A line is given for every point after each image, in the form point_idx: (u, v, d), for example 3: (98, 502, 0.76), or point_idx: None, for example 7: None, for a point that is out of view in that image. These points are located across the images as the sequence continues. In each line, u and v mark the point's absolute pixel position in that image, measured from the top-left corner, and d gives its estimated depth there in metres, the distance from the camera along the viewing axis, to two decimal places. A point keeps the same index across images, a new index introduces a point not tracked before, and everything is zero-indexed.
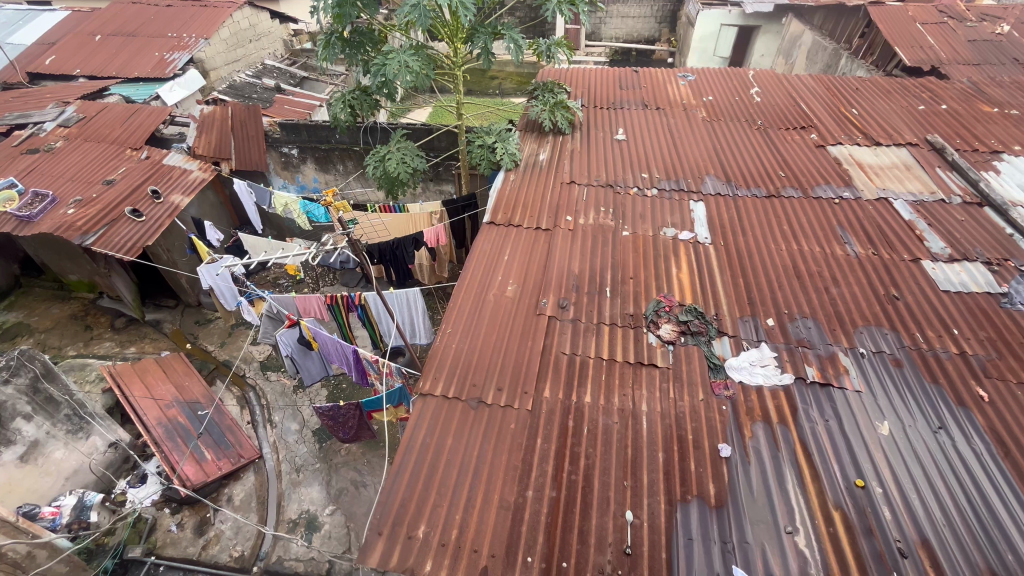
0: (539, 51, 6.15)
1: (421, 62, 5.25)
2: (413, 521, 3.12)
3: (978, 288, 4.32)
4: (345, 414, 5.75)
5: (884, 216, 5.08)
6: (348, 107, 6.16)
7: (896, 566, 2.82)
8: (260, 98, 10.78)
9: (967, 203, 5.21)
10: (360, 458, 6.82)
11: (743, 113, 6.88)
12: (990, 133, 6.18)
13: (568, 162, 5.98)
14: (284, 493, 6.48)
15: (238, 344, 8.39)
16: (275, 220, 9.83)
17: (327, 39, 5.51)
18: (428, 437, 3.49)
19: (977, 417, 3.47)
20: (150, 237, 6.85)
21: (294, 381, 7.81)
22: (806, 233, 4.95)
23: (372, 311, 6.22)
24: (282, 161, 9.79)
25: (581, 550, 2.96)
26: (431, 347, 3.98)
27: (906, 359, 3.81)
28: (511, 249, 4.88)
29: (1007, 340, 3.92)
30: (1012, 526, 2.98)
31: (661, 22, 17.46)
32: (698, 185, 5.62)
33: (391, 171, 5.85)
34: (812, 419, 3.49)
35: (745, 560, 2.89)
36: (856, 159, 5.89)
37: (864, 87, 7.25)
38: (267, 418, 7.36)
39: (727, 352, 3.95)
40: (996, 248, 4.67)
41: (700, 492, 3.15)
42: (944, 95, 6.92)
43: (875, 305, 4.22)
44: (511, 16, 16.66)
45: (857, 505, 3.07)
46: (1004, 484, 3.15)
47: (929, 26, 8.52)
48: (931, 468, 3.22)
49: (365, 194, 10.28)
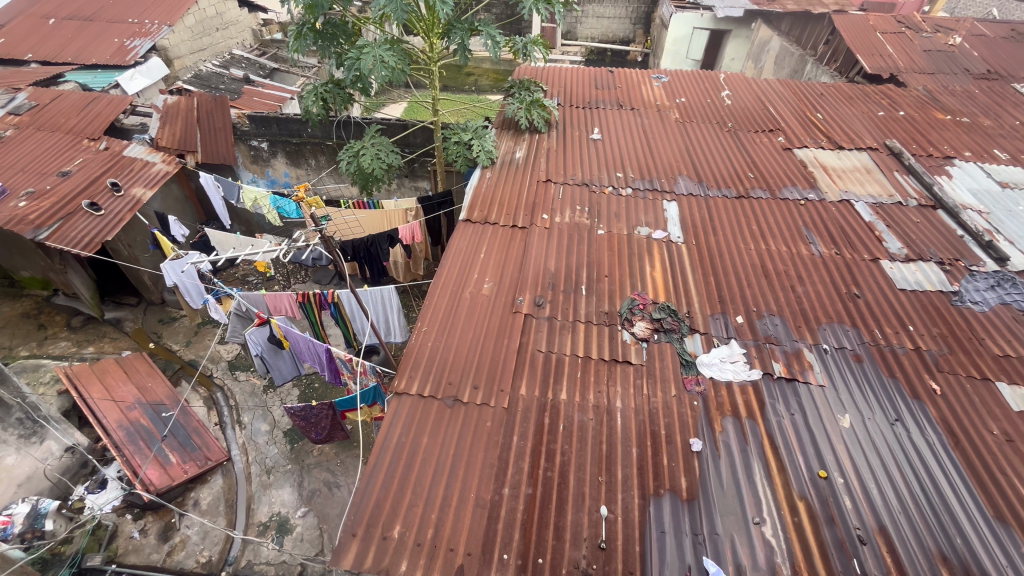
0: (516, 48, 6.12)
1: (396, 57, 5.16)
2: (388, 521, 3.09)
3: (932, 287, 4.54)
4: (317, 414, 5.63)
5: (846, 218, 5.29)
6: (320, 100, 6.00)
7: (855, 553, 2.95)
8: (227, 89, 10.42)
9: (922, 206, 5.46)
10: (333, 458, 6.70)
11: (714, 115, 7.03)
12: (943, 139, 6.49)
13: (544, 160, 6.01)
14: (253, 496, 6.32)
15: (204, 343, 8.13)
16: (244, 215, 9.55)
17: (299, 29, 5.36)
18: (403, 437, 3.45)
19: (930, 408, 3.65)
20: (109, 232, 6.55)
21: (264, 381, 7.62)
22: (773, 233, 5.10)
23: (346, 309, 6.10)
24: (251, 154, 9.50)
25: (557, 546, 2.98)
26: (406, 345, 3.94)
27: (866, 354, 3.99)
28: (487, 247, 4.87)
29: (957, 336, 4.14)
30: (961, 512, 3.14)
31: (636, 23, 17.67)
32: (671, 185, 5.73)
33: (365, 167, 5.74)
34: (778, 413, 3.61)
35: (715, 551, 2.97)
36: (821, 162, 6.11)
37: (828, 93, 7.52)
38: (236, 419, 7.16)
39: (698, 348, 4.04)
40: (949, 249, 4.91)
41: (672, 485, 3.22)
42: (901, 102, 7.24)
43: (838, 303, 4.39)
44: (488, 13, 16.67)
45: (820, 495, 3.19)
46: (954, 472, 3.32)
47: (888, 36, 8.90)
48: (888, 458, 3.38)
49: (338, 190, 10.10)
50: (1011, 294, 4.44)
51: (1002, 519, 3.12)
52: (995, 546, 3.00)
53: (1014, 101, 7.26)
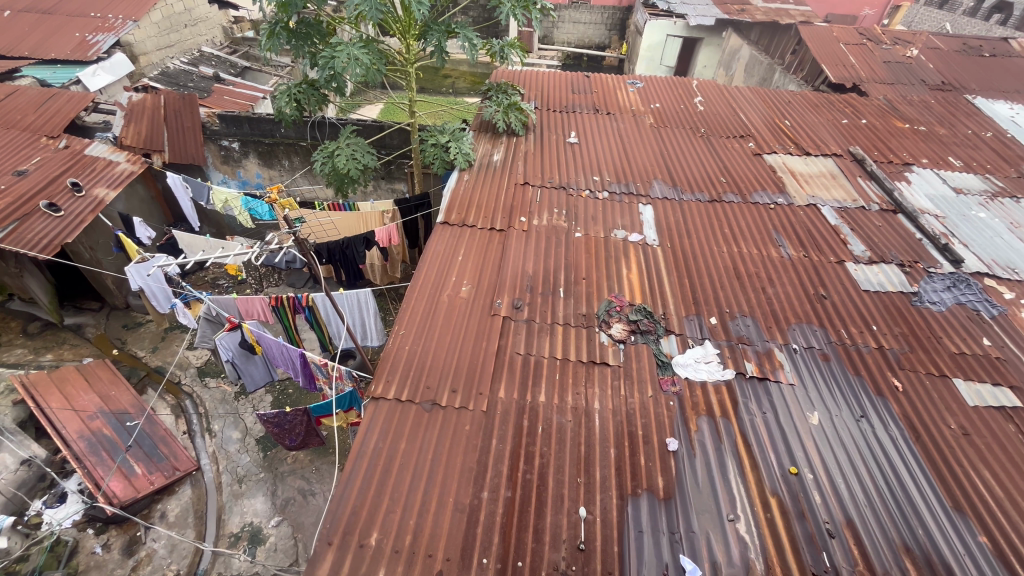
0: (493, 51, 6.13)
1: (372, 58, 5.11)
2: (365, 528, 3.04)
3: (894, 287, 4.73)
4: (291, 421, 5.51)
5: (813, 221, 5.47)
6: (293, 101, 5.89)
7: (824, 546, 3.04)
8: (196, 87, 10.12)
9: (884, 210, 5.69)
10: (308, 465, 6.55)
11: (687, 121, 7.19)
12: (903, 147, 6.79)
13: (522, 163, 6.04)
14: (224, 506, 6.12)
15: (172, 349, 7.87)
16: (214, 217, 9.28)
17: (271, 28, 5.24)
18: (380, 443, 3.40)
19: (893, 405, 3.79)
20: (70, 233, 6.27)
21: (236, 387, 7.41)
22: (744, 236, 5.24)
23: (320, 313, 5.98)
24: (221, 154, 9.24)
25: (536, 549, 2.98)
26: (383, 349, 3.88)
27: (833, 354, 4.12)
28: (465, 249, 4.85)
29: (917, 335, 4.32)
30: (922, 504, 3.27)
31: (611, 29, 17.94)
32: (646, 188, 5.82)
33: (340, 168, 5.64)
34: (751, 411, 3.70)
35: (691, 549, 3.01)
36: (789, 168, 6.30)
37: (796, 101, 7.77)
38: (205, 427, 6.94)
39: (674, 349, 4.11)
40: (909, 252, 5.12)
41: (650, 485, 3.27)
42: (864, 111, 7.54)
43: (806, 304, 4.53)
44: (464, 16, 16.71)
45: (791, 491, 3.28)
46: (916, 466, 3.45)
47: (851, 47, 9.27)
48: (854, 454, 3.49)
49: (312, 192, 9.93)
50: (965, 295, 4.67)
51: (960, 510, 3.26)
52: (954, 536, 3.13)
53: (967, 111, 7.65)
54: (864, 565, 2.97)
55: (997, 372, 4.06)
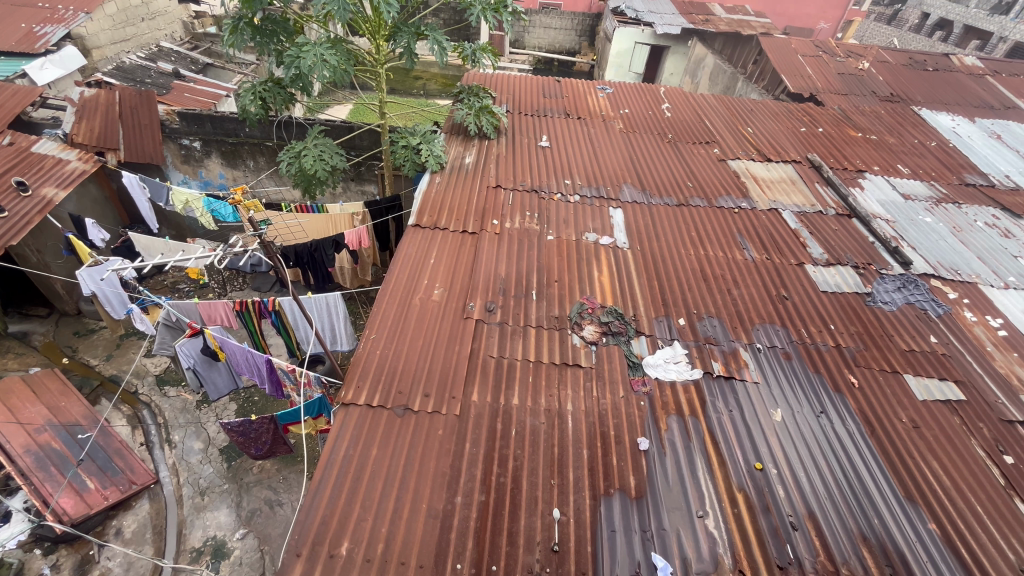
0: (464, 54, 6.12)
1: (340, 58, 5.02)
2: (336, 537, 2.96)
3: (849, 289, 4.96)
4: (257, 429, 5.32)
5: (775, 225, 5.68)
6: (258, 99, 5.71)
7: (788, 539, 3.15)
8: (154, 84, 9.73)
9: (840, 215, 5.96)
10: (275, 475, 6.34)
11: (655, 127, 7.36)
12: (856, 154, 7.13)
13: (493, 166, 6.05)
14: (185, 520, 5.86)
15: (128, 357, 7.50)
16: (175, 218, 8.92)
17: (234, 23, 5.07)
18: (351, 449, 3.33)
19: (850, 400, 3.97)
20: (13, 235, 5.89)
21: (197, 396, 7.12)
22: (711, 239, 5.39)
23: (288, 318, 5.83)
24: (182, 154, 8.90)
25: (510, 552, 2.97)
26: (353, 354, 3.81)
27: (795, 352, 4.28)
28: (438, 252, 4.82)
29: (871, 333, 4.54)
30: (878, 494, 3.42)
31: (581, 35, 18.19)
32: (616, 192, 5.92)
33: (307, 169, 5.51)
34: (718, 410, 3.80)
35: (663, 547, 3.06)
36: (752, 173, 6.53)
37: (757, 109, 8.07)
38: (165, 438, 6.63)
39: (644, 350, 4.19)
40: (863, 254, 5.38)
41: (622, 484, 3.31)
42: (820, 120, 7.89)
43: (769, 304, 4.70)
44: (435, 18, 16.67)
45: (756, 486, 3.38)
46: (871, 458, 3.62)
47: (808, 58, 9.69)
48: (814, 448, 3.63)
49: (279, 193, 9.68)
50: (914, 295, 4.93)
51: (912, 499, 3.43)
52: (907, 524, 3.29)
53: (914, 121, 8.10)
54: (825, 555, 3.09)
55: (943, 367, 4.30)
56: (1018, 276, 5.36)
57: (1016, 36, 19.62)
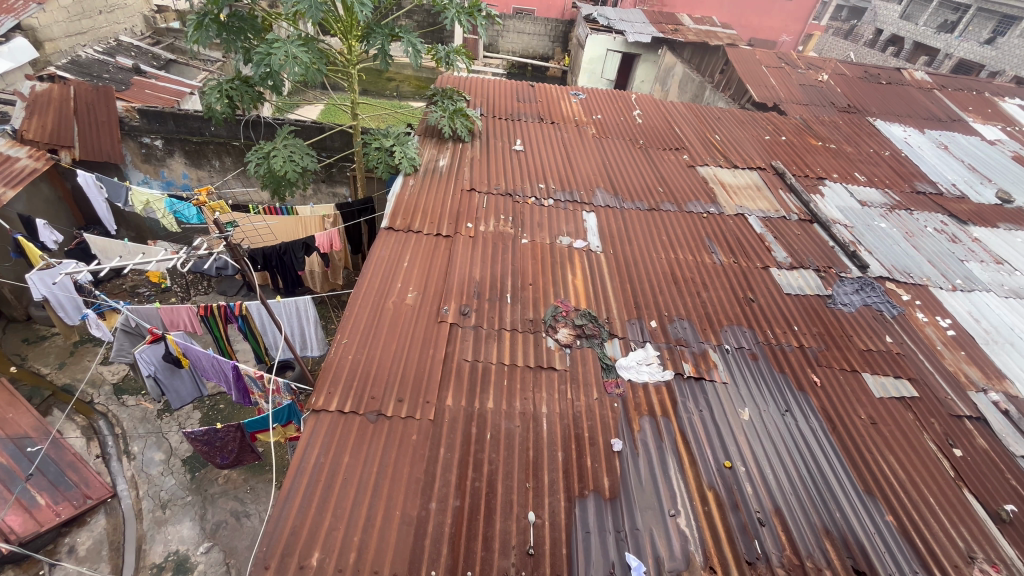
0: (437, 57, 6.08)
1: (312, 56, 4.93)
2: (306, 548, 2.88)
3: (811, 291, 5.15)
4: (223, 438, 5.14)
5: (742, 230, 5.85)
6: (225, 97, 5.54)
7: (756, 534, 3.24)
8: (113, 79, 9.32)
9: (802, 220, 6.20)
10: (242, 485, 6.13)
11: (627, 132, 7.51)
12: (817, 162, 7.44)
13: (468, 169, 6.03)
14: (145, 535, 5.60)
15: (83, 365, 7.15)
16: (134, 219, 8.56)
17: (199, 19, 4.91)
18: (322, 457, 3.25)
19: (812, 398, 4.12)
20: None
21: (159, 404, 6.84)
22: (681, 243, 5.52)
23: (255, 323, 5.67)
24: (142, 152, 8.56)
25: (485, 557, 2.95)
26: (324, 360, 3.72)
27: (761, 353, 4.42)
28: (411, 255, 4.78)
29: (832, 333, 4.73)
30: (840, 489, 3.56)
31: (554, 41, 18.43)
32: (590, 197, 5.99)
33: (277, 170, 5.38)
34: (688, 410, 3.89)
35: (636, 546, 3.10)
36: (719, 179, 6.73)
37: (724, 117, 8.32)
38: (122, 450, 6.34)
39: (617, 352, 4.25)
40: (823, 258, 5.62)
41: (596, 485, 3.34)
42: (783, 129, 8.20)
43: (736, 306, 4.84)
44: (409, 19, 16.61)
45: (725, 484, 3.46)
46: (833, 454, 3.76)
47: (772, 69, 10.07)
48: (780, 445, 3.75)
49: (247, 194, 9.42)
50: (871, 296, 5.16)
51: (871, 492, 3.57)
52: (866, 516, 3.43)
53: (869, 132, 8.51)
54: (790, 549, 3.19)
55: (898, 366, 4.51)
56: (964, 279, 5.68)
57: (960, 53, 21.27)
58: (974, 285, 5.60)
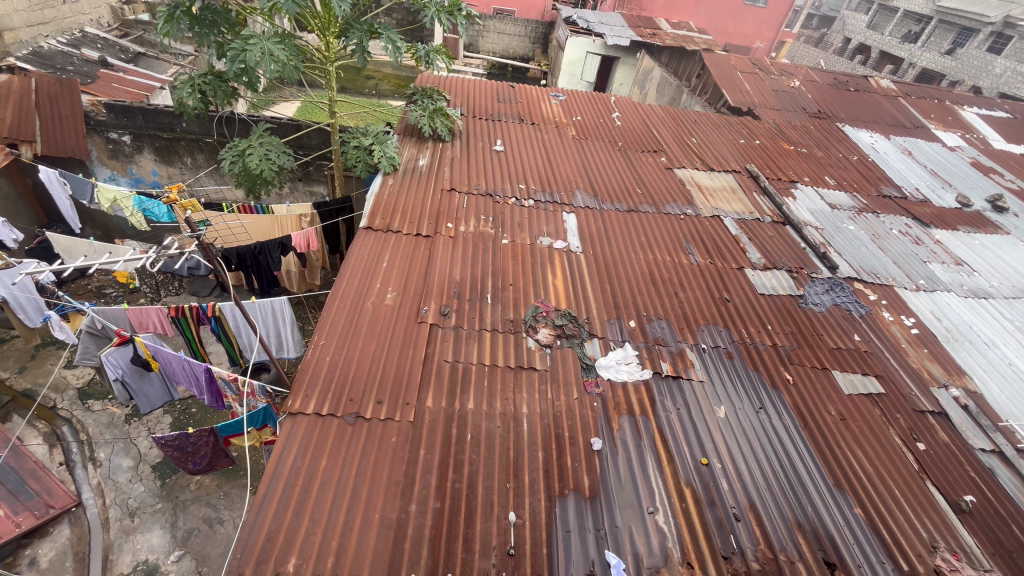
0: (417, 56, 6.02)
1: (288, 53, 4.83)
2: (282, 554, 2.82)
3: (784, 291, 5.29)
4: (195, 443, 5.00)
5: (717, 232, 5.97)
6: (197, 92, 5.38)
7: (732, 529, 3.31)
8: (78, 72, 8.98)
9: (775, 222, 6.37)
10: (215, 491, 5.96)
11: (606, 134, 7.59)
12: (789, 166, 7.64)
13: (448, 169, 6.00)
14: (112, 544, 5.39)
15: (45, 369, 6.86)
16: (100, 217, 8.26)
17: (170, 11, 4.73)
18: (298, 461, 3.19)
19: (785, 396, 4.23)
20: None
21: (127, 409, 6.61)
22: (659, 243, 5.61)
23: (229, 325, 5.52)
24: (109, 148, 8.27)
25: (466, 559, 2.94)
26: (301, 362, 3.65)
27: (736, 352, 4.52)
28: (390, 255, 4.73)
29: (804, 333, 4.86)
30: (811, 483, 3.66)
31: (534, 43, 18.55)
32: (570, 198, 6.02)
33: (252, 168, 5.25)
34: (666, 408, 3.95)
35: (616, 544, 3.13)
36: (696, 181, 6.86)
37: (700, 121, 8.48)
38: (88, 456, 6.10)
39: (597, 352, 4.29)
40: (795, 259, 5.77)
41: (576, 485, 3.36)
42: (757, 133, 8.41)
43: (713, 306, 4.93)
44: (388, 17, 16.50)
45: (702, 481, 3.53)
46: (804, 449, 3.86)
47: (746, 74, 10.31)
48: (754, 441, 3.84)
49: (220, 193, 9.17)
50: (841, 296, 5.33)
51: (840, 486, 3.69)
52: (836, 509, 3.54)
53: (838, 137, 8.80)
54: (764, 543, 3.27)
55: (866, 363, 4.67)
56: (927, 279, 5.91)
57: (923, 63, 22.15)
58: (936, 286, 5.84)
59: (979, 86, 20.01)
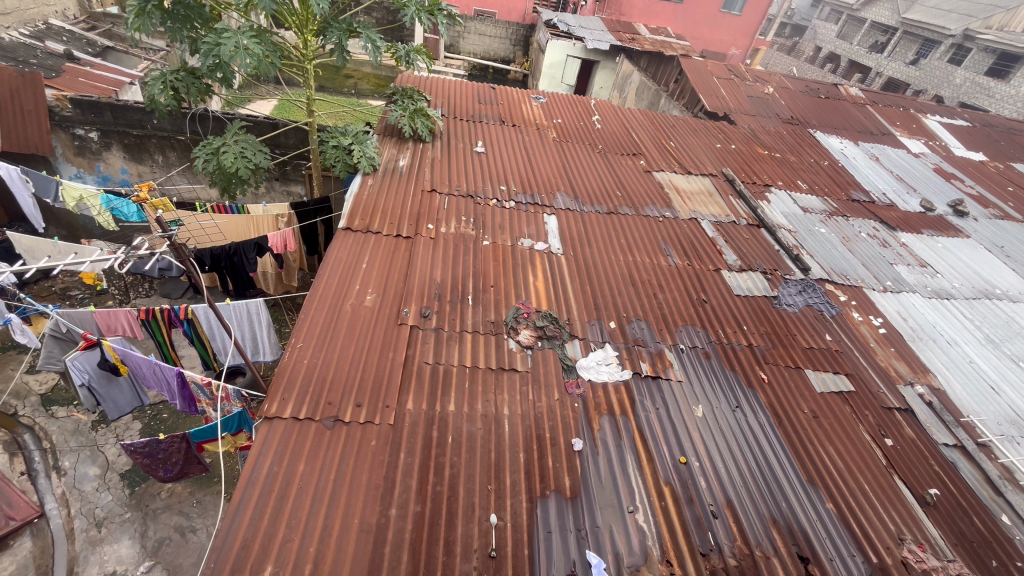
0: (397, 55, 5.95)
1: (265, 49, 4.73)
2: (258, 561, 2.76)
3: (759, 292, 5.41)
4: (166, 449, 4.85)
5: (695, 234, 6.09)
6: (169, 89, 5.21)
7: (709, 527, 3.36)
8: (42, 65, 8.63)
9: (750, 225, 6.52)
10: (187, 499, 5.78)
11: (587, 137, 7.66)
12: (764, 170, 7.83)
13: (428, 170, 5.97)
14: (77, 556, 5.18)
15: (5, 375, 6.58)
16: (66, 216, 7.97)
17: (140, 5, 4.58)
18: (274, 468, 3.12)
19: (760, 395, 4.33)
20: None
21: (93, 415, 6.38)
22: (638, 245, 5.69)
23: (203, 328, 5.38)
24: (75, 145, 7.97)
25: (447, 562, 2.92)
26: (278, 365, 3.58)
27: (713, 352, 4.60)
28: (370, 256, 4.68)
29: (778, 332, 4.99)
30: (786, 480, 3.75)
31: (515, 45, 18.61)
32: (550, 200, 6.05)
33: (226, 166, 5.12)
34: (646, 408, 4.00)
35: (596, 544, 3.15)
36: (674, 184, 6.97)
37: (678, 125, 8.63)
38: (51, 465, 5.86)
39: (578, 353, 4.31)
40: (770, 261, 5.91)
41: (557, 485, 3.38)
42: (733, 138, 8.60)
43: (691, 307, 5.02)
44: (367, 16, 16.35)
45: (681, 479, 3.58)
46: (779, 447, 3.96)
47: (722, 80, 10.54)
48: (731, 440, 3.92)
49: (193, 192, 8.95)
50: (813, 298, 5.48)
51: (813, 482, 3.79)
52: (809, 505, 3.64)
53: (810, 142, 9.06)
54: (740, 539, 3.34)
55: (837, 362, 4.82)
56: (894, 281, 6.13)
57: (889, 72, 23.00)
58: (902, 287, 6.06)
59: (941, 96, 20.84)
